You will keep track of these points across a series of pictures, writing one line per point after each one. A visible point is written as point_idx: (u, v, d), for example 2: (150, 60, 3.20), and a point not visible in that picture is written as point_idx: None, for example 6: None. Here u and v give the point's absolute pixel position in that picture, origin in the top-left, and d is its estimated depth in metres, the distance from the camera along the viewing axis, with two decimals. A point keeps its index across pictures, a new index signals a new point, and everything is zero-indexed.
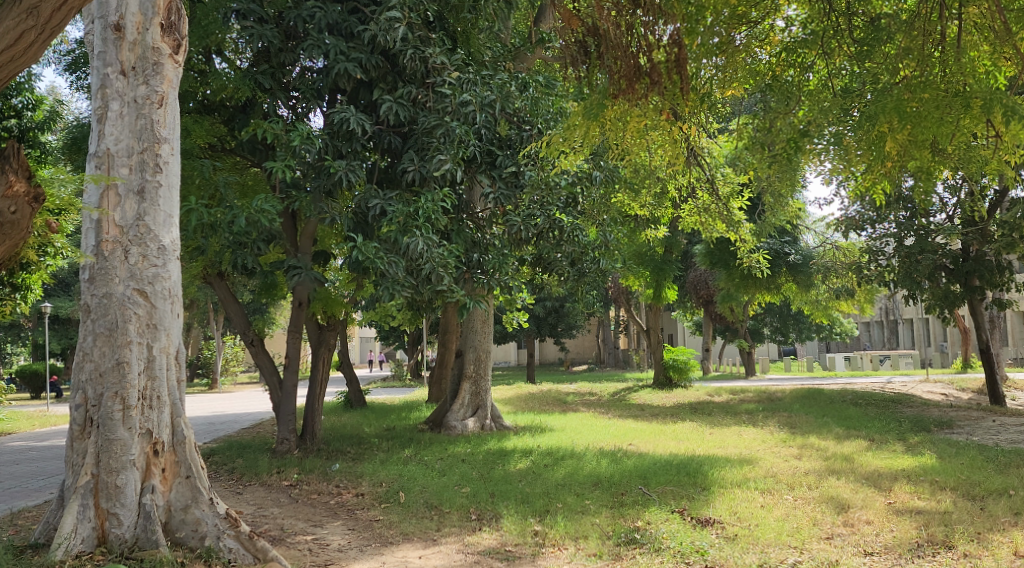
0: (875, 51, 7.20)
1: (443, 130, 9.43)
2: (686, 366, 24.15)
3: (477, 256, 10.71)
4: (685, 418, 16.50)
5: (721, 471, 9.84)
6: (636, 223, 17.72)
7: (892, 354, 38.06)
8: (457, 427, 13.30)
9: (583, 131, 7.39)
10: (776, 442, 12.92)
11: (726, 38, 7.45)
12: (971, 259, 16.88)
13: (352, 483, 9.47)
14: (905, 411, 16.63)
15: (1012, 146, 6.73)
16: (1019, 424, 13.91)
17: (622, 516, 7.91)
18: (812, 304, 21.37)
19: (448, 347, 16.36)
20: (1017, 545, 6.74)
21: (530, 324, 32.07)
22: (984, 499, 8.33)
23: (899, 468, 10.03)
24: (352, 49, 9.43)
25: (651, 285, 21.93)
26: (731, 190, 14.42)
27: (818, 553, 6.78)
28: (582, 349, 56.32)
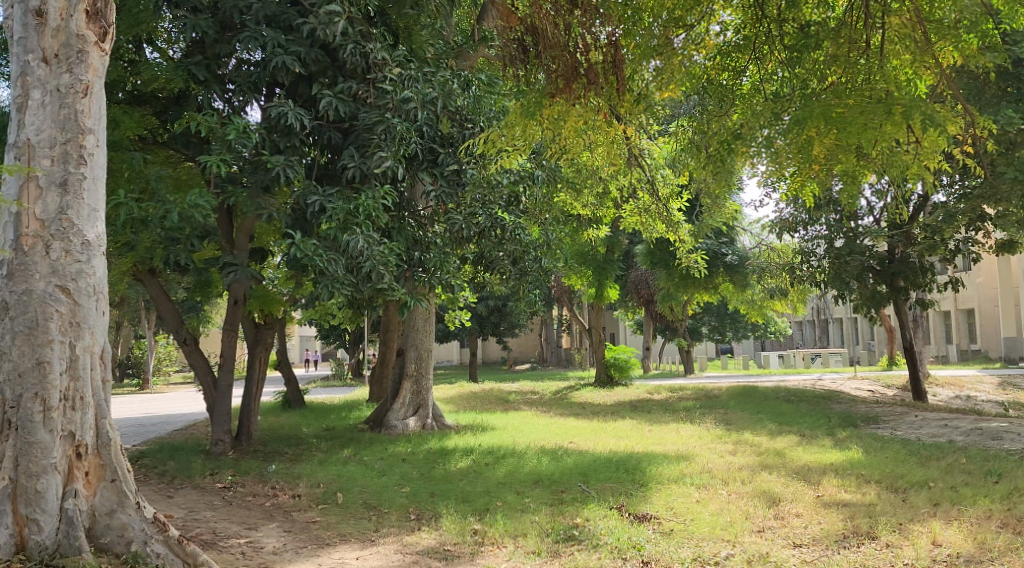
0: (806, 57, 7.18)
1: (384, 127, 9.33)
2: (627, 365, 24.41)
3: (418, 254, 10.56)
4: (624, 416, 16.69)
5: (658, 467, 9.99)
6: (578, 222, 17.84)
7: (824, 353, 39.20)
8: (397, 427, 13.22)
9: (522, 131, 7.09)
10: (712, 439, 13.16)
11: (667, 39, 7.41)
12: (897, 261, 17.47)
13: (288, 484, 9.34)
14: (835, 408, 17.11)
15: (932, 152, 6.91)
16: (941, 419, 14.47)
17: (561, 514, 7.97)
18: (747, 303, 21.85)
19: (390, 346, 16.25)
20: (935, 534, 7.00)
21: (472, 323, 32.04)
22: (906, 491, 8.65)
23: (827, 462, 10.34)
24: (291, 42, 9.21)
25: (593, 285, 22.13)
26: (670, 190, 14.59)
27: (750, 546, 6.94)
28: (524, 348, 56.64)
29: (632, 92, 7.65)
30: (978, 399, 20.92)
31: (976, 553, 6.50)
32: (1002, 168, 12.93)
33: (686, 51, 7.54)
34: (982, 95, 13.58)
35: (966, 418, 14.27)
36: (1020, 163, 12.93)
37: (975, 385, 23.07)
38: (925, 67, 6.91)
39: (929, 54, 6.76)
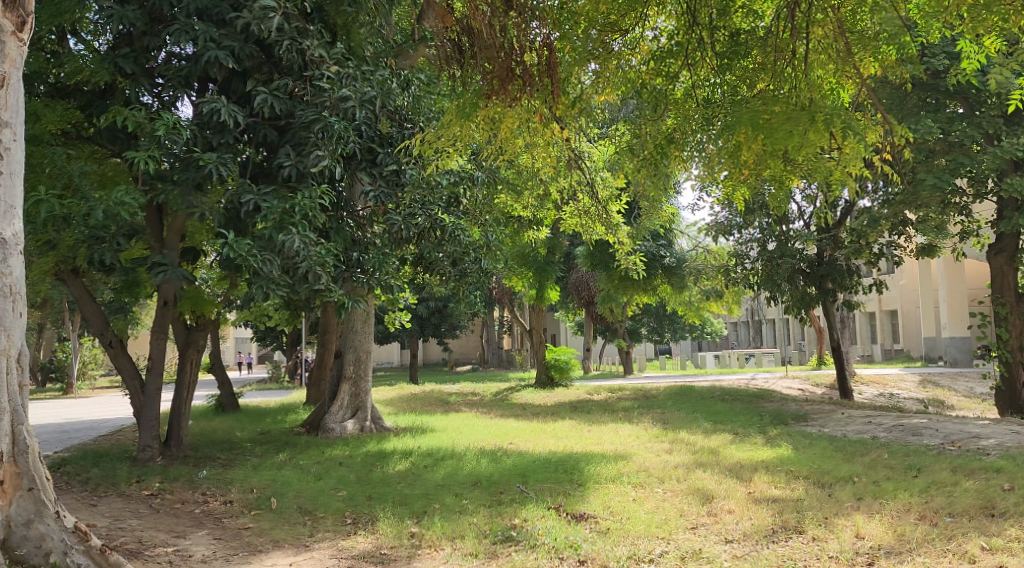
0: (735, 64, 7.55)
1: (322, 125, 9.09)
2: (567, 366, 24.58)
3: (357, 255, 10.43)
4: (564, 417, 16.79)
5: (597, 466, 10.11)
6: (518, 224, 17.83)
7: (757, 354, 40.11)
8: (335, 430, 13.02)
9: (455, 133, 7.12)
10: (649, 438, 13.36)
11: (613, 50, 7.55)
12: (825, 264, 18.01)
13: (219, 490, 9.17)
14: (767, 407, 17.51)
15: (853, 159, 7.08)
16: (866, 416, 14.91)
17: (500, 515, 8.00)
18: (685, 304, 22.17)
19: (328, 348, 16.01)
20: (858, 527, 7.23)
21: (412, 324, 31.83)
22: (832, 486, 8.93)
23: (758, 460, 10.58)
24: (224, 36, 9.00)
25: (534, 286, 22.22)
26: (610, 193, 14.73)
27: (683, 543, 7.08)
28: (466, 349, 56.58)
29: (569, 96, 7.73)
30: (902, 397, 21.69)
31: (896, 544, 6.73)
32: (921, 175, 13.59)
33: (617, 63, 7.80)
34: (904, 103, 14.29)
35: (890, 415, 14.78)
36: (939, 171, 13.59)
37: (897, 383, 23.93)
38: (847, 75, 7.15)
39: (849, 64, 6.98)
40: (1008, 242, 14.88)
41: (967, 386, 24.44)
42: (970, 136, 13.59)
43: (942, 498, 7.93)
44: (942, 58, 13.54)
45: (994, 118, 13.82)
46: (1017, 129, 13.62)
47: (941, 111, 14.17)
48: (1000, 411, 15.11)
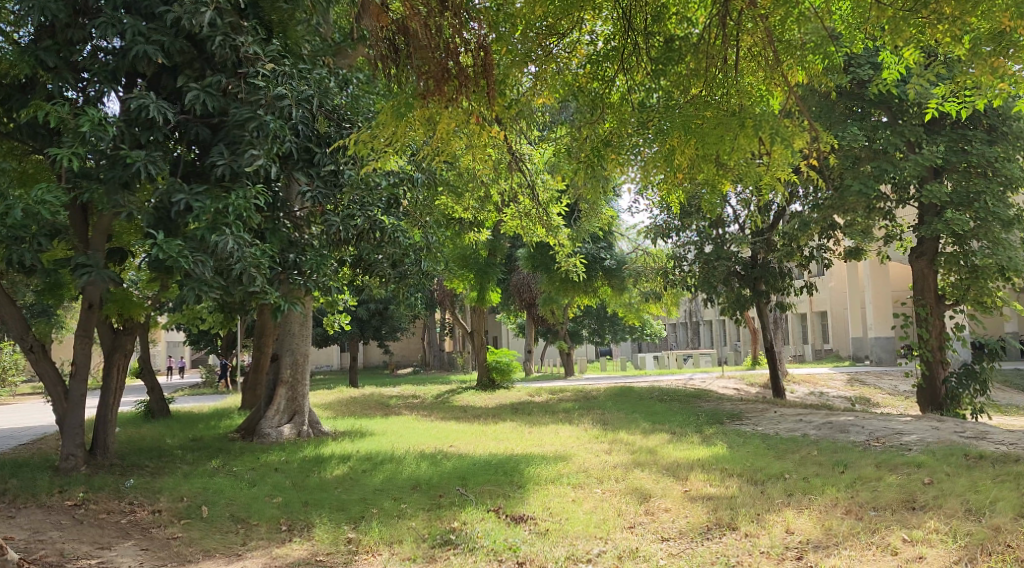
0: (669, 70, 7.65)
1: (256, 124, 8.89)
2: (508, 368, 24.61)
3: (293, 256, 10.23)
4: (504, 418, 16.81)
5: (537, 468, 10.14)
6: (459, 227, 17.63)
7: (695, 354, 40.82)
8: (271, 435, 12.84)
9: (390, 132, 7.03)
10: (589, 438, 13.45)
11: (549, 53, 7.56)
12: (759, 266, 18.40)
13: (148, 499, 8.91)
14: (704, 406, 17.80)
15: (781, 163, 7.41)
16: (797, 415, 15.29)
17: (439, 519, 7.96)
18: (625, 306, 22.37)
19: (263, 351, 15.73)
20: (789, 523, 7.40)
21: (352, 326, 31.47)
22: (765, 483, 9.12)
23: (694, 459, 10.74)
24: (153, 31, 8.75)
25: (475, 288, 22.18)
26: (550, 195, 14.81)
27: (620, 542, 7.15)
28: (406, 352, 56.24)
29: (509, 98, 7.73)
30: (832, 396, 22.29)
31: (824, 539, 6.91)
32: (848, 181, 14.17)
33: (551, 66, 7.73)
34: (833, 111, 14.97)
35: (819, 413, 15.19)
36: (865, 177, 14.14)
37: (827, 382, 24.64)
38: (775, 83, 7.43)
39: (778, 72, 7.27)
40: (929, 246, 15.44)
41: (893, 384, 25.27)
42: (892, 143, 14.06)
43: (867, 493, 8.17)
44: (865, 68, 14.10)
45: (914, 127, 14.41)
46: (937, 137, 14.16)
47: (867, 120, 14.70)
48: (922, 408, 15.65)
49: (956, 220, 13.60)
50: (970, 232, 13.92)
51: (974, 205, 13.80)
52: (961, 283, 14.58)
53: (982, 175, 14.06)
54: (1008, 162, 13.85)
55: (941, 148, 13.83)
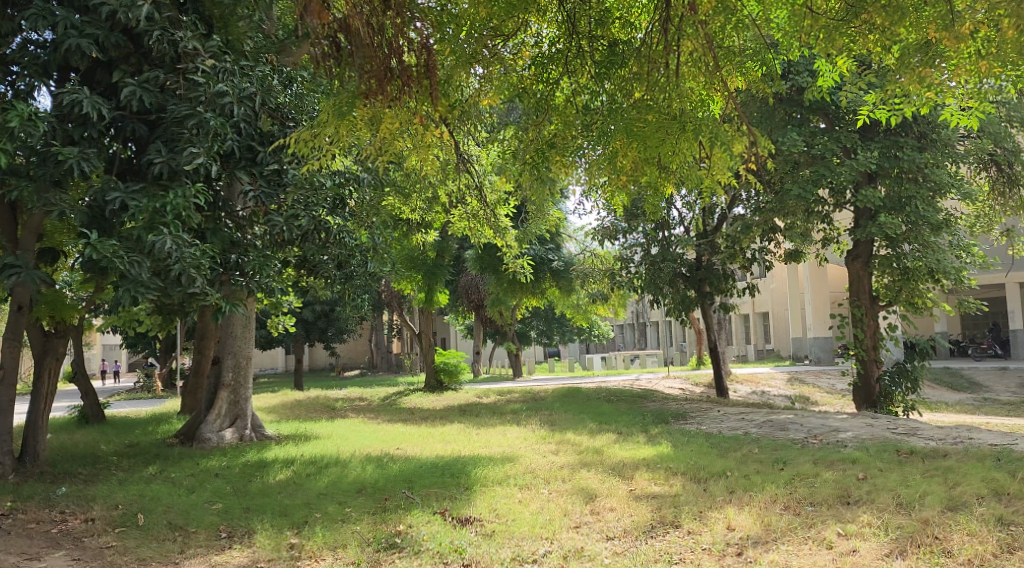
0: (613, 73, 7.67)
1: (196, 121, 8.73)
2: (456, 369, 24.54)
3: (235, 257, 9.97)
4: (452, 420, 16.73)
5: (484, 470, 10.11)
6: (408, 227, 17.36)
7: (642, 355, 41.28)
8: (212, 439, 12.57)
9: (333, 131, 6.94)
10: (536, 439, 13.47)
11: (496, 53, 7.49)
12: (703, 268, 18.72)
13: (81, 507, 8.65)
14: (649, 407, 17.99)
15: (722, 167, 7.61)
16: (740, 414, 15.56)
17: (384, 522, 7.89)
18: (573, 307, 22.42)
19: (205, 354, 15.41)
20: (731, 520, 7.52)
21: (297, 328, 31.04)
22: (708, 481, 9.26)
23: (640, 458, 10.83)
24: (87, 24, 8.52)
25: (423, 289, 22.06)
26: (498, 197, 14.78)
27: (566, 542, 7.18)
28: (353, 354, 55.72)
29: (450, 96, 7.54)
30: (774, 395, 22.75)
31: (763, 534, 7.04)
32: (787, 185, 14.49)
33: (496, 67, 7.68)
34: (773, 117, 15.33)
35: (760, 412, 15.48)
36: (803, 182, 14.43)
37: (769, 381, 25.13)
38: (716, 89, 7.55)
39: (718, 79, 7.42)
40: (864, 249, 15.87)
41: (832, 384, 25.87)
42: (829, 149, 14.46)
43: (804, 489, 8.35)
44: (805, 76, 14.45)
45: (850, 133, 14.83)
46: (871, 144, 14.47)
47: (805, 126, 15.14)
48: (857, 406, 16.07)
49: (889, 224, 13.98)
50: (902, 236, 14.39)
51: (906, 209, 14.22)
52: (894, 285, 15.02)
53: (913, 180, 14.45)
54: (937, 168, 14.29)
55: (875, 153, 14.16)
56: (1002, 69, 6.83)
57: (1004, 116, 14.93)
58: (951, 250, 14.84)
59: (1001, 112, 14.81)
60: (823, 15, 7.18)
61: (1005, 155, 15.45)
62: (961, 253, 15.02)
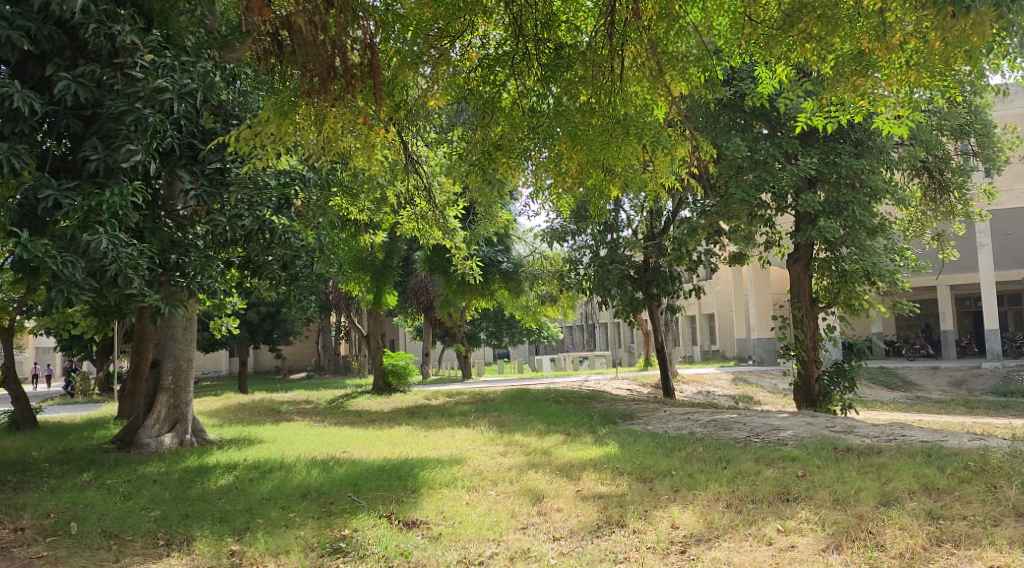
0: (559, 76, 7.52)
1: (134, 117, 8.47)
2: (404, 371, 24.39)
3: (174, 258, 9.56)
4: (400, 423, 16.59)
5: (431, 472, 10.06)
6: (355, 227, 17.02)
7: (590, 356, 41.57)
8: (150, 445, 12.28)
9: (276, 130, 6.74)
10: (484, 441, 13.46)
11: (444, 54, 7.38)
12: (650, 271, 18.96)
13: (10, 516, 8.36)
14: (597, 407, 18.13)
15: (665, 171, 7.73)
16: (685, 414, 15.76)
17: (329, 527, 7.78)
18: (523, 309, 22.27)
19: (144, 356, 15.02)
20: (675, 518, 7.60)
21: (241, 330, 30.48)
22: (653, 480, 9.36)
23: (586, 458, 10.90)
24: (19, 16, 8.23)
25: (371, 290, 21.85)
26: (447, 198, 14.65)
27: (512, 544, 7.18)
28: (300, 356, 55.01)
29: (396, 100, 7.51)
30: (718, 395, 23.11)
31: (706, 532, 7.13)
32: (732, 190, 14.78)
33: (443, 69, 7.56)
34: (718, 122, 15.57)
35: (704, 412, 15.70)
36: (747, 186, 14.70)
37: (714, 381, 25.53)
38: (659, 94, 7.64)
39: (662, 84, 7.50)
40: (804, 252, 16.28)
41: (774, 384, 26.42)
42: (772, 154, 14.77)
43: (746, 487, 8.49)
44: (747, 83, 14.74)
45: (790, 139, 15.19)
46: (810, 150, 14.87)
47: (748, 131, 15.37)
48: (798, 405, 16.40)
49: (827, 228, 14.29)
50: (840, 240, 14.76)
51: (844, 213, 14.56)
52: (833, 287, 15.38)
53: (850, 186, 14.80)
54: (873, 174, 14.61)
55: (814, 159, 14.51)
56: (931, 80, 7.05)
57: (935, 125, 15.40)
58: (886, 253, 15.28)
59: (932, 120, 15.28)
60: (762, 23, 7.30)
61: (936, 162, 15.96)
62: (895, 257, 15.49)
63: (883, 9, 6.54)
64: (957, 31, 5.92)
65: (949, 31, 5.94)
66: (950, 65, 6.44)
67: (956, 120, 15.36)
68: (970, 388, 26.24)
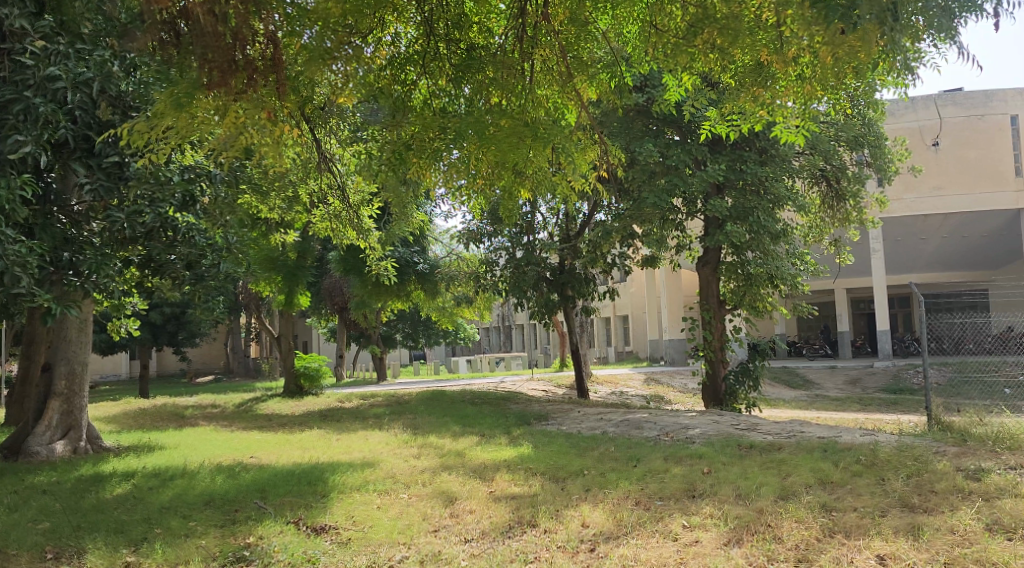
0: (470, 76, 7.57)
1: (22, 106, 8.20)
2: (317, 373, 23.92)
3: (67, 255, 9.17)
4: (312, 426, 16.28)
5: (342, 476, 9.87)
6: (266, 226, 16.56)
7: (506, 357, 41.71)
8: (41, 453, 11.66)
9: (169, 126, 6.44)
10: (398, 444, 13.32)
11: (359, 50, 7.17)
12: (565, 273, 19.12)
13: None
14: (513, 409, 18.19)
15: (575, 173, 7.81)
16: (598, 414, 15.98)
17: (232, 535, 7.55)
18: (439, 310, 22.05)
19: (34, 361, 14.27)
20: (585, 517, 7.67)
21: (143, 332, 29.30)
22: (565, 480, 9.44)
23: (500, 459, 10.93)
24: None
25: (282, 291, 21.30)
26: (362, 197, 14.40)
27: (423, 547, 7.12)
28: (207, 359, 53.34)
29: (296, 89, 7.22)
30: (631, 395, 23.53)
31: (615, 530, 7.23)
32: (644, 194, 15.06)
33: (353, 67, 7.24)
34: (631, 128, 15.84)
35: (618, 412, 15.96)
36: (659, 191, 15.06)
37: (627, 382, 25.95)
38: (569, 97, 7.74)
39: (572, 87, 7.61)
40: (713, 255, 16.75)
41: (684, 384, 27.14)
42: (681, 160, 15.08)
43: (655, 485, 8.65)
44: (658, 90, 15.04)
45: (700, 146, 15.53)
46: (719, 156, 15.27)
47: (660, 137, 15.70)
48: (706, 404, 16.77)
49: (734, 233, 14.67)
50: (745, 244, 15.12)
51: (749, 219, 14.95)
52: (738, 290, 15.94)
53: (755, 193, 15.30)
54: (776, 181, 15.24)
55: (722, 166, 14.91)
56: (825, 93, 7.36)
57: (833, 135, 16.05)
58: (788, 258, 15.86)
59: (830, 131, 15.93)
60: (669, 33, 7.50)
61: (834, 171, 16.70)
62: (796, 261, 16.09)
63: (780, 23, 6.79)
64: (847, 46, 6.13)
65: (839, 46, 6.15)
66: (841, 79, 6.68)
67: (851, 130, 16.05)
68: (864, 387, 27.35)
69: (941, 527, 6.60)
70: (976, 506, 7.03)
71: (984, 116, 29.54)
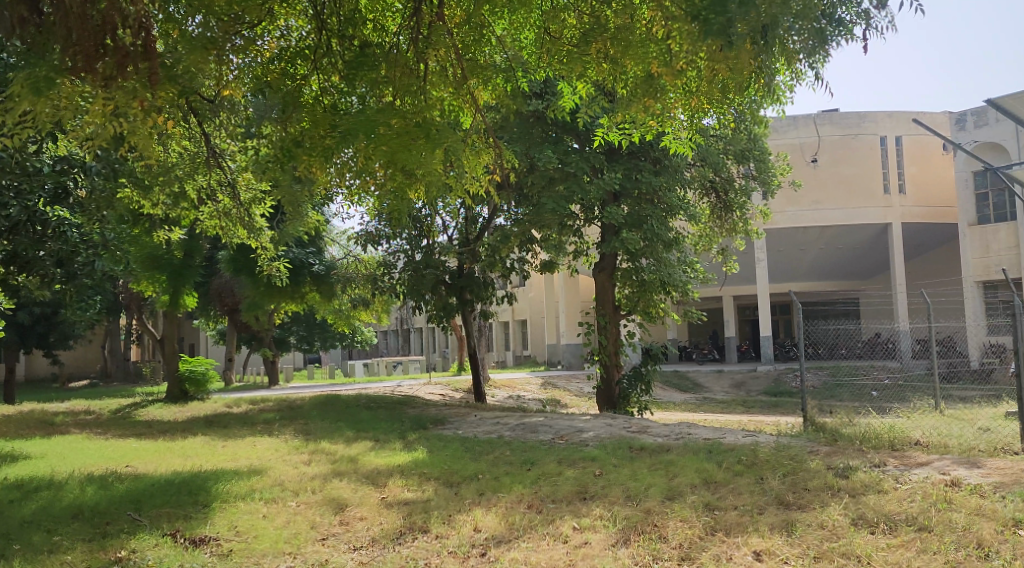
0: (362, 73, 7.36)
1: None
2: (204, 377, 23.04)
3: None
4: (197, 433, 15.62)
5: (226, 484, 9.48)
6: (150, 223, 15.87)
7: (404, 360, 41.38)
8: None
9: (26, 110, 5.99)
10: (288, 450, 12.95)
11: (248, 42, 7.07)
12: (464, 276, 19.01)
13: None
14: (409, 413, 18.00)
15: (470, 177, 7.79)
16: (494, 417, 16.01)
17: (103, 549, 7.13)
18: (335, 313, 21.41)
19: None
20: (477, 522, 7.60)
21: (9, 334, 27.51)
22: (458, 484, 9.35)
23: (394, 465, 10.75)
24: None
25: (167, 291, 20.36)
26: (254, 196, 13.94)
27: (310, 556, 6.92)
28: (82, 362, 50.62)
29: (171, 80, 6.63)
30: (527, 398, 23.70)
31: (507, 534, 7.20)
32: (543, 201, 15.17)
33: (243, 61, 7.35)
34: (531, 134, 16.02)
35: (514, 416, 16.00)
36: (557, 197, 15.17)
37: (524, 386, 26.11)
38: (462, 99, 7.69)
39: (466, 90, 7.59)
40: (609, 262, 16.99)
41: (579, 388, 27.59)
42: (580, 166, 15.17)
43: (547, 488, 8.67)
44: (556, 97, 15.22)
45: (597, 154, 15.72)
46: (615, 165, 15.56)
47: (559, 144, 15.86)
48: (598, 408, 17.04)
49: (629, 240, 14.98)
50: (640, 250, 15.52)
51: (644, 226, 15.33)
52: (633, 296, 16.09)
53: (649, 201, 15.75)
54: (669, 191, 15.65)
55: (618, 175, 15.22)
56: (711, 107, 7.64)
57: (720, 149, 16.65)
58: (679, 265, 16.32)
59: (718, 145, 16.49)
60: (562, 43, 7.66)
61: (722, 183, 17.34)
62: (686, 268, 16.56)
63: (666, 38, 7.00)
64: (727, 64, 6.41)
65: (720, 64, 6.44)
66: (725, 95, 6.98)
67: (738, 144, 16.66)
68: (748, 390, 28.55)
69: (812, 523, 6.88)
70: (843, 502, 7.36)
71: (859, 135, 31.50)
